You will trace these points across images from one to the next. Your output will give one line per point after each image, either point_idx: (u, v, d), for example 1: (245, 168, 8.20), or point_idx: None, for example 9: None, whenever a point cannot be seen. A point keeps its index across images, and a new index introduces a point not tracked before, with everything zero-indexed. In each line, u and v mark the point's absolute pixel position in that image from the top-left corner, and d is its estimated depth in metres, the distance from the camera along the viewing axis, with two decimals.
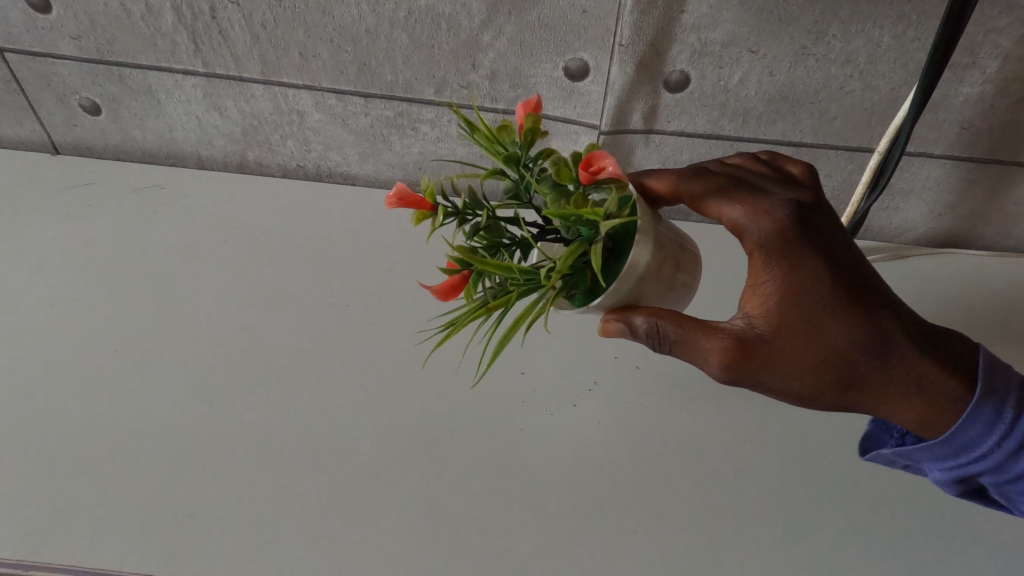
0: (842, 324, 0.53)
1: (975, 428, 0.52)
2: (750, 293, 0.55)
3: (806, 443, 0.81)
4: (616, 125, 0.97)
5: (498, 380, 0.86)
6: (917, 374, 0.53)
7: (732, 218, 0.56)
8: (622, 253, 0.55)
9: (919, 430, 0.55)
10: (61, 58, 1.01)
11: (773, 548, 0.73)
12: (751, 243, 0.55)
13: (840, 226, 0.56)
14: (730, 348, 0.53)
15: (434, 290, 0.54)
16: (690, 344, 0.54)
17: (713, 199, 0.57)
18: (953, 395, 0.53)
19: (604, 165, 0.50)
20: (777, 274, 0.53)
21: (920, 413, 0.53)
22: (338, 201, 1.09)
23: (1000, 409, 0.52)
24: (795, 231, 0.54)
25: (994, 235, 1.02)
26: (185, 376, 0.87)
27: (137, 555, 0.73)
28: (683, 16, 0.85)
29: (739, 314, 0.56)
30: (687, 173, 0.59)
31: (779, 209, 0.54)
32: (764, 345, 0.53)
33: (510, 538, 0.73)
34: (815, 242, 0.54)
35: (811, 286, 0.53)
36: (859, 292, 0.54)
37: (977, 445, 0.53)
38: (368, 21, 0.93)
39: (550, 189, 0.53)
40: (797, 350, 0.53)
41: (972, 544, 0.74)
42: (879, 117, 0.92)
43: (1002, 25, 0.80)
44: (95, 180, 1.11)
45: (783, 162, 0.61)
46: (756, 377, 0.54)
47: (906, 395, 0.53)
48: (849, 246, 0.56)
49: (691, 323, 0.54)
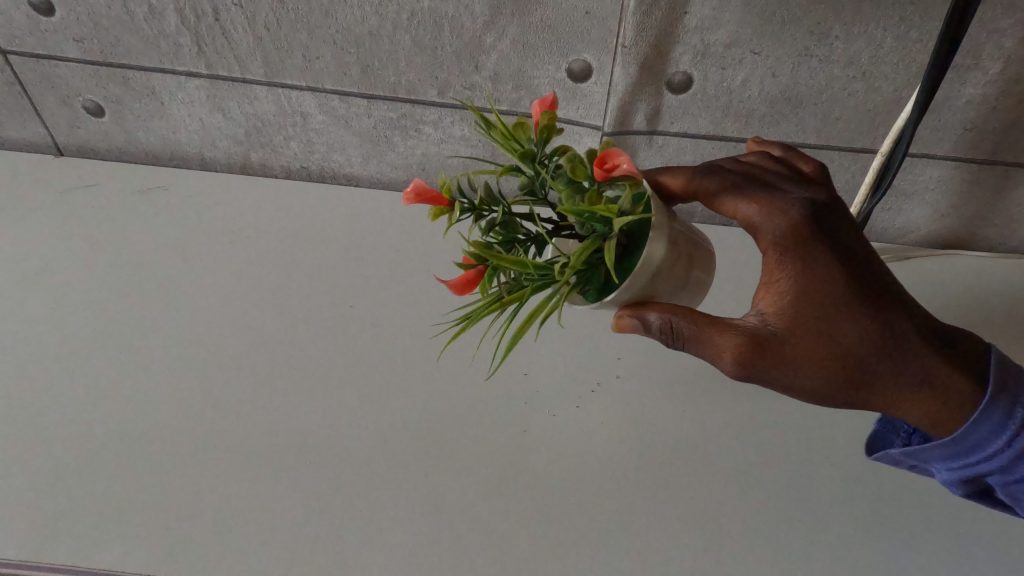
0: (855, 323, 0.53)
1: (985, 428, 0.52)
2: (764, 290, 0.55)
3: (810, 442, 0.81)
4: (619, 126, 0.97)
5: (502, 380, 0.86)
6: (928, 372, 0.53)
7: (747, 216, 0.55)
8: (636, 249, 0.55)
9: (928, 430, 0.55)
10: (64, 60, 1.01)
11: (778, 549, 0.73)
12: (766, 241, 0.55)
13: (853, 222, 0.56)
14: (743, 345, 0.53)
15: (448, 285, 0.55)
16: (703, 341, 0.54)
17: (728, 197, 0.56)
18: (965, 393, 0.53)
19: (618, 163, 0.52)
20: (792, 273, 0.53)
21: (929, 413, 0.54)
22: (343, 202, 1.09)
23: (1010, 411, 0.52)
24: (811, 231, 0.53)
25: (997, 236, 1.02)
26: (190, 377, 0.87)
27: (137, 556, 0.73)
28: (686, 17, 0.85)
29: (752, 312, 0.56)
30: (701, 171, 0.58)
31: (794, 207, 0.54)
32: (777, 342, 0.53)
33: (515, 540, 0.73)
34: (830, 240, 0.54)
35: (824, 283, 0.53)
36: (873, 290, 0.54)
37: (986, 445, 0.53)
38: (371, 22, 0.93)
39: (565, 185, 0.53)
40: (808, 349, 0.53)
41: (977, 545, 0.74)
42: (883, 117, 0.92)
43: (1004, 26, 0.81)
44: (99, 181, 1.12)
45: (795, 161, 0.61)
46: (768, 374, 0.54)
47: (918, 394, 0.53)
48: (864, 246, 0.55)
49: (705, 320, 0.54)
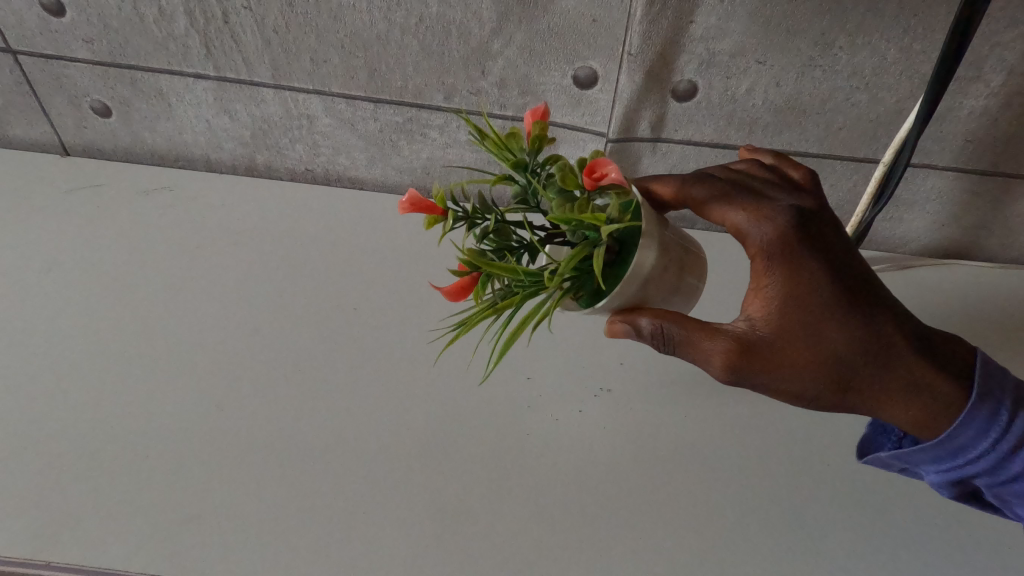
0: (842, 328, 0.53)
1: (971, 431, 0.52)
2: (752, 296, 0.56)
3: (811, 449, 0.81)
4: (624, 133, 0.98)
5: (505, 384, 0.87)
6: (913, 376, 0.53)
7: (735, 223, 0.56)
8: (627, 256, 0.56)
9: (916, 433, 0.55)
10: (72, 60, 1.02)
11: (779, 554, 0.73)
12: (753, 247, 0.55)
13: (840, 229, 0.56)
14: (732, 350, 0.53)
15: (443, 292, 0.55)
16: (694, 346, 0.54)
17: (716, 204, 0.57)
18: (949, 397, 0.53)
19: (607, 172, 0.51)
20: (778, 279, 0.54)
21: (918, 417, 0.54)
22: (347, 205, 1.10)
23: (995, 413, 0.52)
24: (797, 237, 0.54)
25: (997, 247, 1.02)
26: (195, 377, 0.88)
27: (143, 556, 0.73)
28: (692, 26, 0.86)
29: (742, 318, 0.56)
30: (690, 179, 0.59)
31: (781, 214, 0.54)
32: (765, 347, 0.54)
33: (517, 542, 0.73)
34: (817, 247, 0.54)
35: (811, 289, 0.53)
36: (859, 295, 0.54)
37: (972, 448, 0.53)
38: (379, 27, 0.93)
39: (556, 194, 0.54)
40: (797, 353, 0.53)
41: (976, 552, 0.74)
42: (885, 128, 0.93)
43: (1006, 39, 0.82)
44: (105, 181, 1.12)
45: (784, 168, 0.62)
46: (757, 378, 0.55)
47: (903, 397, 0.54)
48: (851, 253, 0.56)
49: (694, 325, 0.54)
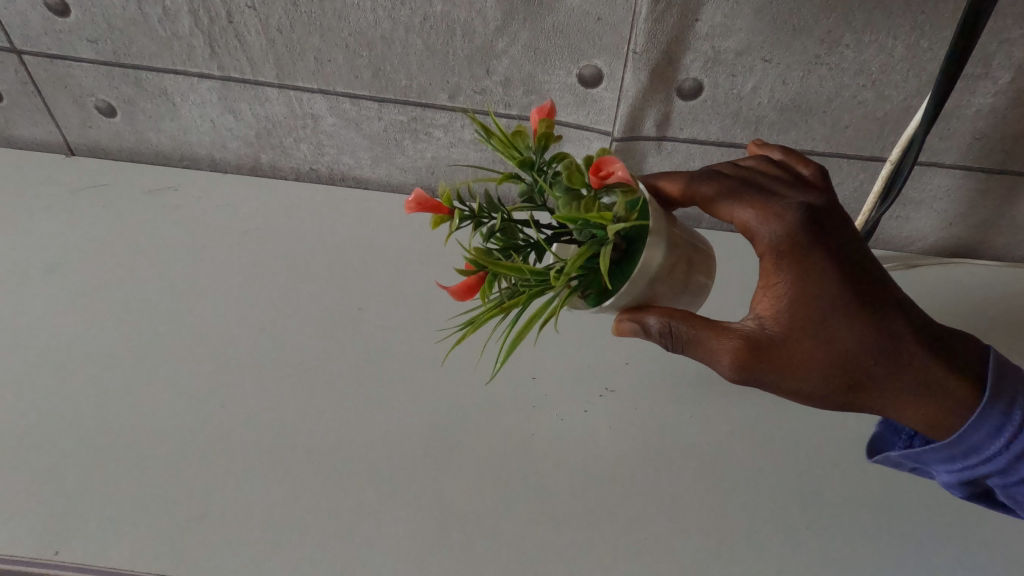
0: (852, 326, 0.53)
1: (983, 431, 0.52)
2: (762, 294, 0.55)
3: (819, 449, 0.81)
4: (629, 132, 0.97)
5: (510, 383, 0.86)
6: (923, 374, 0.53)
7: (745, 221, 0.56)
8: (634, 254, 0.56)
9: (927, 432, 0.55)
10: (77, 60, 1.02)
11: (786, 555, 0.73)
12: (763, 246, 0.55)
13: (850, 227, 0.56)
14: (742, 348, 0.53)
15: (450, 291, 0.55)
16: (703, 344, 0.54)
17: (725, 202, 0.57)
18: (961, 396, 0.53)
19: (613, 170, 0.51)
20: (788, 277, 0.54)
21: (929, 416, 0.53)
22: (352, 205, 1.10)
23: (1008, 413, 0.51)
24: (806, 235, 0.54)
25: (1005, 246, 1.02)
26: (200, 378, 0.87)
27: (149, 555, 0.73)
28: (697, 24, 0.86)
29: (751, 316, 0.56)
30: (699, 176, 0.59)
31: (789, 212, 0.54)
32: (774, 346, 0.53)
33: (523, 542, 0.73)
34: (826, 244, 0.54)
35: (821, 287, 0.53)
36: (869, 293, 0.54)
37: (984, 448, 0.52)
38: (383, 26, 0.93)
39: (562, 193, 0.54)
40: (807, 352, 0.53)
41: (985, 553, 0.73)
42: (892, 126, 0.92)
43: (1015, 36, 0.81)
44: (110, 181, 1.12)
45: (793, 165, 0.61)
46: (766, 377, 0.54)
47: (914, 396, 0.53)
48: (861, 250, 0.55)
49: (703, 323, 0.54)
